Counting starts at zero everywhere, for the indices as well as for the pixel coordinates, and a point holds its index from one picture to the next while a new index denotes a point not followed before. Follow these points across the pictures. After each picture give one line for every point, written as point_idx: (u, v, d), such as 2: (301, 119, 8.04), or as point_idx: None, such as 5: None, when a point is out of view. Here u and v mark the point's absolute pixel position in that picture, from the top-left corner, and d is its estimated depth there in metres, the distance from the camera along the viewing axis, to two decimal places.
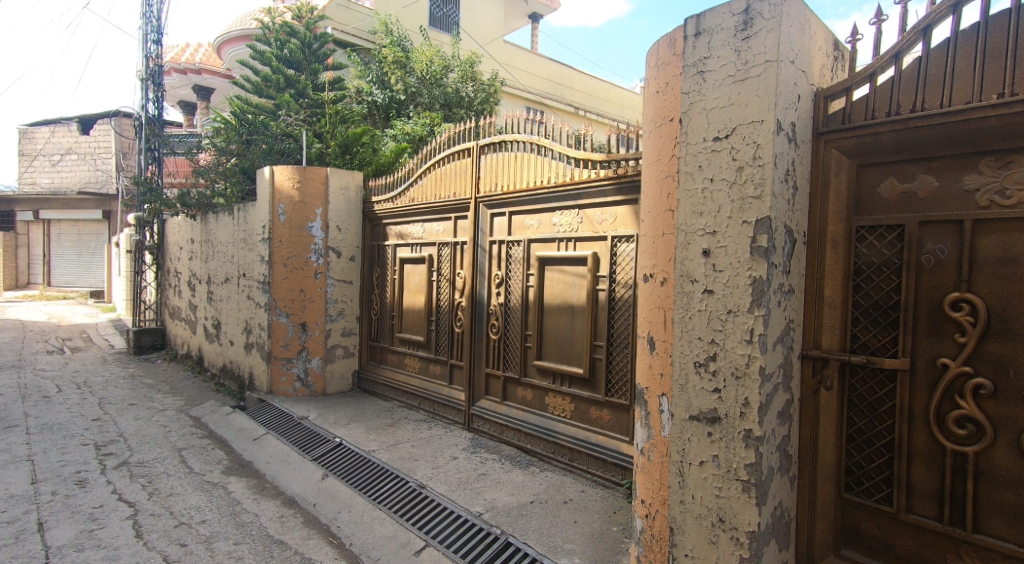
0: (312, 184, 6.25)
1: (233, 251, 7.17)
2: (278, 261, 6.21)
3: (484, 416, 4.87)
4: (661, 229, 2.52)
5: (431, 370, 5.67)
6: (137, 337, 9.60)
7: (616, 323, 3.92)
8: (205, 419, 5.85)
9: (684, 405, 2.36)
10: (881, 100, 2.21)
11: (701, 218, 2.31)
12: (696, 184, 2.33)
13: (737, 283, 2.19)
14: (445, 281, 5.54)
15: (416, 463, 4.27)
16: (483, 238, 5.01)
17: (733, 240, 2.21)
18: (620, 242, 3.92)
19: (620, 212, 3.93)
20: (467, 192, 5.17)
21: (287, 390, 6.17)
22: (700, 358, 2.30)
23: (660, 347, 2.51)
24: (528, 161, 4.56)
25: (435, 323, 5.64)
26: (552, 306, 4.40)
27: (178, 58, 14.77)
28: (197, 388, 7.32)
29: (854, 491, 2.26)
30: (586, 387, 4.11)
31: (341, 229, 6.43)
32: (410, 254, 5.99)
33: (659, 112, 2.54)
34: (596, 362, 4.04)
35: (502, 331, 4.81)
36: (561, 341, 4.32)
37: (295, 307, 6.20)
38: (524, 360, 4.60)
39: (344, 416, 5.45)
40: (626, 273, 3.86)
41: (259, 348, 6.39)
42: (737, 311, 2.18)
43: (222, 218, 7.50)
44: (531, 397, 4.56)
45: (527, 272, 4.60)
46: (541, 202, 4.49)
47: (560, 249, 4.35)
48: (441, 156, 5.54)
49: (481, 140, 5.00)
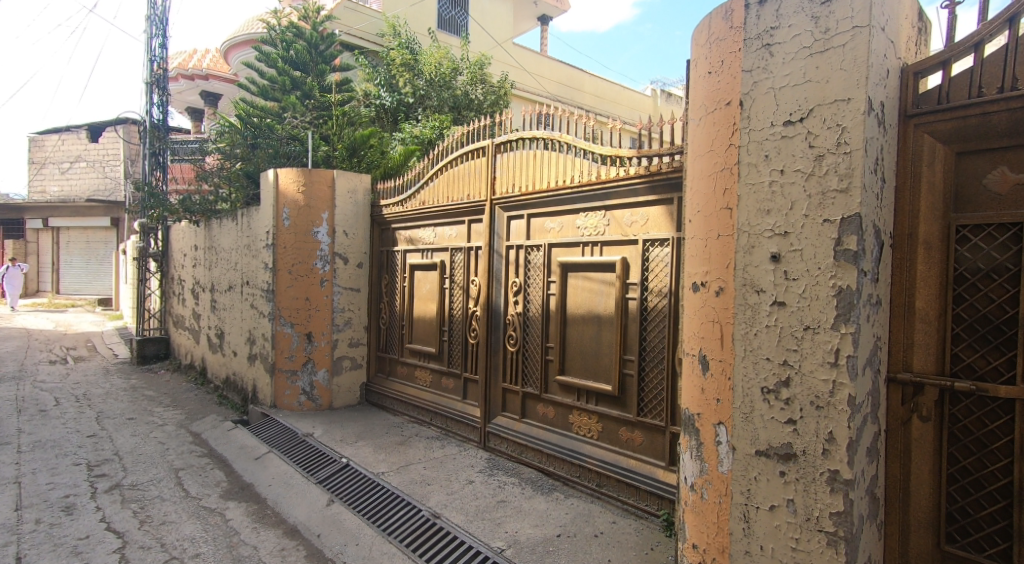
0: (319, 187, 5.94)
1: (236, 258, 6.87)
2: (282, 268, 5.90)
3: (501, 435, 4.52)
4: (716, 231, 2.17)
5: (444, 384, 5.33)
6: (141, 346, 9.32)
7: (649, 336, 3.57)
8: (206, 436, 5.53)
9: (749, 438, 2.00)
10: (991, 73, 1.86)
11: (770, 216, 1.96)
12: (763, 177, 1.98)
13: (817, 294, 1.83)
14: (459, 289, 5.20)
15: (430, 488, 3.92)
16: (499, 243, 4.68)
17: (811, 243, 1.85)
18: (653, 246, 3.57)
19: (652, 213, 3.57)
20: (483, 193, 4.84)
21: (292, 404, 5.84)
22: (769, 383, 1.95)
23: (716, 368, 2.15)
24: (549, 159, 4.22)
25: (448, 333, 5.29)
26: (576, 316, 4.04)
27: (185, 63, 14.59)
28: (200, 400, 7.02)
29: (957, 544, 1.90)
30: (615, 405, 3.75)
31: (349, 234, 6.12)
32: (421, 260, 5.67)
33: (713, 95, 2.19)
34: (627, 378, 3.69)
35: (521, 343, 4.46)
36: (586, 354, 3.96)
37: (300, 316, 5.88)
38: (545, 374, 4.25)
39: (351, 433, 5.11)
40: (660, 280, 3.51)
41: (263, 360, 6.07)
42: (818, 328, 1.83)
43: (226, 223, 7.21)
44: (553, 415, 4.20)
45: (548, 279, 4.24)
46: (563, 203, 4.14)
47: (585, 254, 3.99)
48: (453, 156, 5.21)
49: (497, 138, 4.67)
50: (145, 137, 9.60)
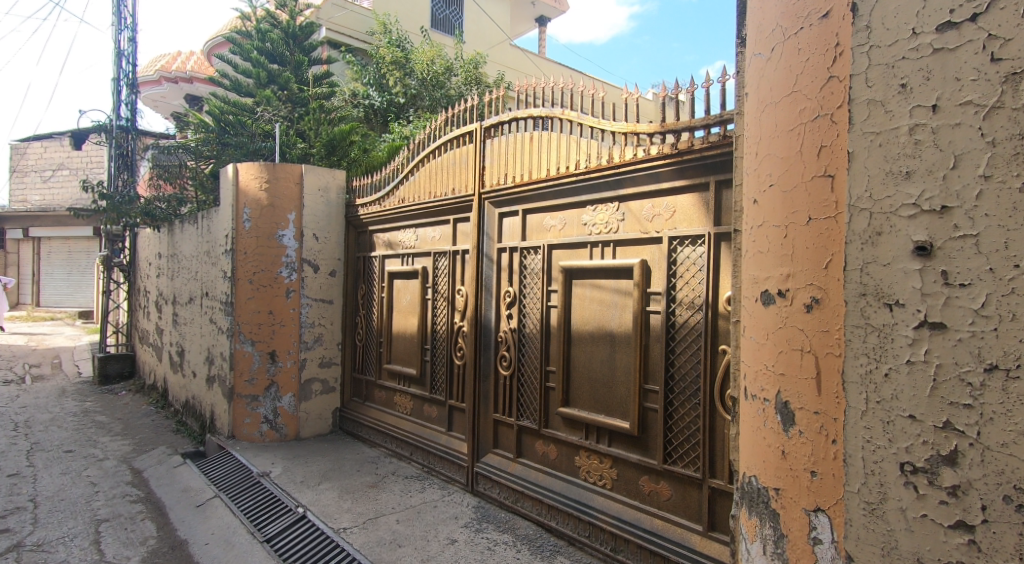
0: (284, 185, 5.17)
1: (196, 266, 6.08)
2: (241, 277, 5.12)
3: (491, 477, 3.74)
4: (804, 213, 1.44)
5: (426, 413, 4.54)
6: (103, 364, 8.50)
7: (678, 360, 2.80)
8: (148, 474, 4.74)
9: (878, 544, 1.24)
10: None
11: (913, 181, 1.20)
12: (899, 120, 1.22)
13: (1014, 313, 1.07)
14: (443, 300, 4.42)
15: (400, 552, 3.13)
16: (489, 245, 3.91)
17: (997, 225, 1.09)
18: (681, 245, 2.81)
19: (680, 202, 2.82)
20: (469, 186, 4.08)
21: (252, 435, 5.05)
22: (916, 457, 1.19)
23: (809, 421, 1.43)
24: (547, 143, 3.48)
25: (430, 352, 4.52)
26: (583, 334, 3.28)
27: (168, 66, 13.80)
28: (155, 427, 6.21)
29: None
30: (633, 447, 2.98)
31: (319, 238, 5.36)
32: (400, 267, 4.91)
33: (801, 6, 1.44)
34: (649, 414, 2.92)
35: (515, 365, 3.69)
36: (596, 382, 3.19)
37: (262, 333, 5.09)
38: (545, 405, 3.48)
39: (315, 471, 4.33)
40: (692, 290, 2.74)
41: (220, 383, 5.28)
42: (1015, 370, 1.07)
43: (187, 228, 6.41)
44: (556, 455, 3.43)
45: (547, 288, 3.48)
46: (566, 195, 3.38)
47: (593, 257, 3.23)
48: (437, 145, 4.46)
49: (486, 120, 3.92)
50: (111, 140, 8.63)
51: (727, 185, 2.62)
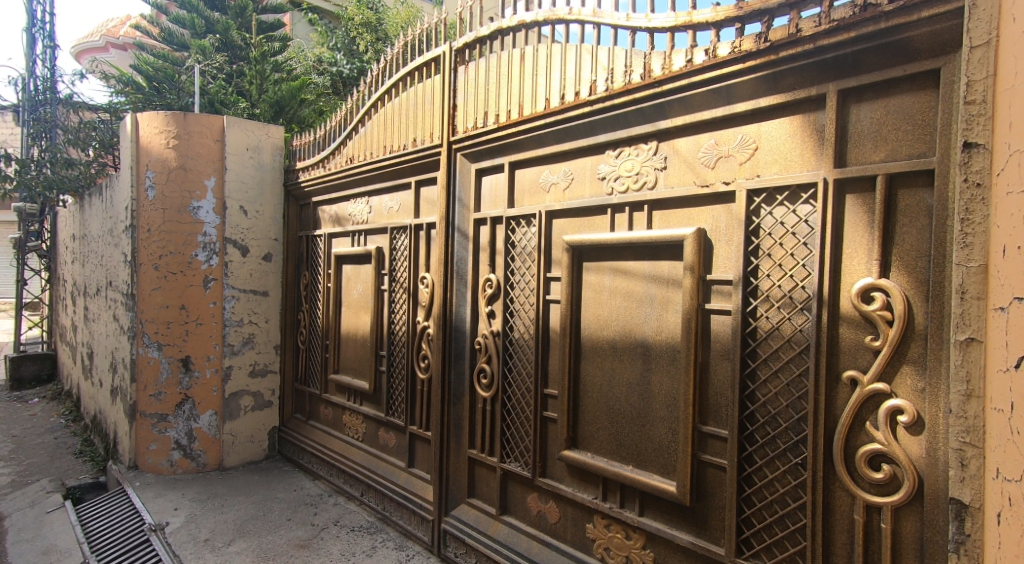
0: (199, 141, 3.98)
1: (102, 250, 4.87)
2: (143, 261, 3.92)
3: (464, 541, 2.66)
4: None
5: (381, 439, 3.45)
6: (15, 365, 7.21)
7: (762, 390, 1.72)
8: (10, 523, 3.56)
9: None
10: None
11: None
12: None
13: None
14: (403, 291, 3.31)
15: None
16: (462, 214, 2.80)
17: None
18: (770, 205, 1.71)
19: (767, 132, 1.73)
20: (436, 134, 2.95)
21: (157, 465, 3.90)
22: None
23: None
24: (546, 59, 2.37)
25: (386, 361, 3.40)
26: (599, 343, 2.19)
27: (115, 31, 12.29)
28: (52, 448, 4.98)
29: None
30: (682, 523, 1.92)
31: (248, 212, 4.20)
32: (349, 249, 3.78)
33: None
34: (709, 471, 1.85)
35: (498, 382, 2.61)
36: (619, 415, 2.12)
37: (171, 335, 3.91)
38: (542, 444, 2.40)
39: (228, 523, 3.21)
40: (788, 276, 1.66)
41: (122, 397, 4.10)
42: None
43: (93, 200, 5.18)
44: (557, 518, 2.35)
45: (545, 275, 2.38)
46: (573, 136, 2.28)
47: (615, 228, 2.13)
48: (394, 83, 3.32)
49: (459, 38, 2.80)
50: (22, 99, 7.16)
51: (858, 98, 1.56)
